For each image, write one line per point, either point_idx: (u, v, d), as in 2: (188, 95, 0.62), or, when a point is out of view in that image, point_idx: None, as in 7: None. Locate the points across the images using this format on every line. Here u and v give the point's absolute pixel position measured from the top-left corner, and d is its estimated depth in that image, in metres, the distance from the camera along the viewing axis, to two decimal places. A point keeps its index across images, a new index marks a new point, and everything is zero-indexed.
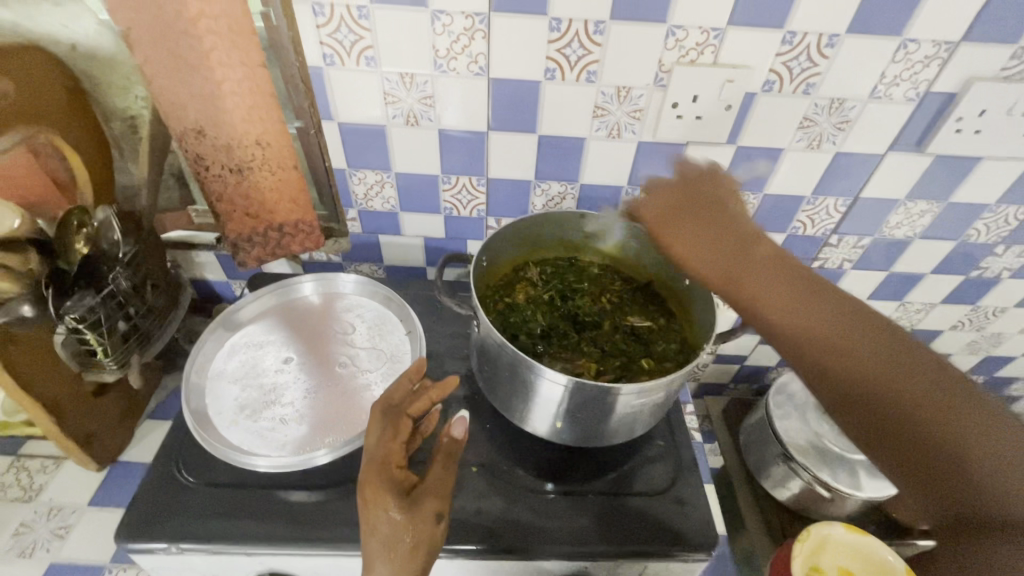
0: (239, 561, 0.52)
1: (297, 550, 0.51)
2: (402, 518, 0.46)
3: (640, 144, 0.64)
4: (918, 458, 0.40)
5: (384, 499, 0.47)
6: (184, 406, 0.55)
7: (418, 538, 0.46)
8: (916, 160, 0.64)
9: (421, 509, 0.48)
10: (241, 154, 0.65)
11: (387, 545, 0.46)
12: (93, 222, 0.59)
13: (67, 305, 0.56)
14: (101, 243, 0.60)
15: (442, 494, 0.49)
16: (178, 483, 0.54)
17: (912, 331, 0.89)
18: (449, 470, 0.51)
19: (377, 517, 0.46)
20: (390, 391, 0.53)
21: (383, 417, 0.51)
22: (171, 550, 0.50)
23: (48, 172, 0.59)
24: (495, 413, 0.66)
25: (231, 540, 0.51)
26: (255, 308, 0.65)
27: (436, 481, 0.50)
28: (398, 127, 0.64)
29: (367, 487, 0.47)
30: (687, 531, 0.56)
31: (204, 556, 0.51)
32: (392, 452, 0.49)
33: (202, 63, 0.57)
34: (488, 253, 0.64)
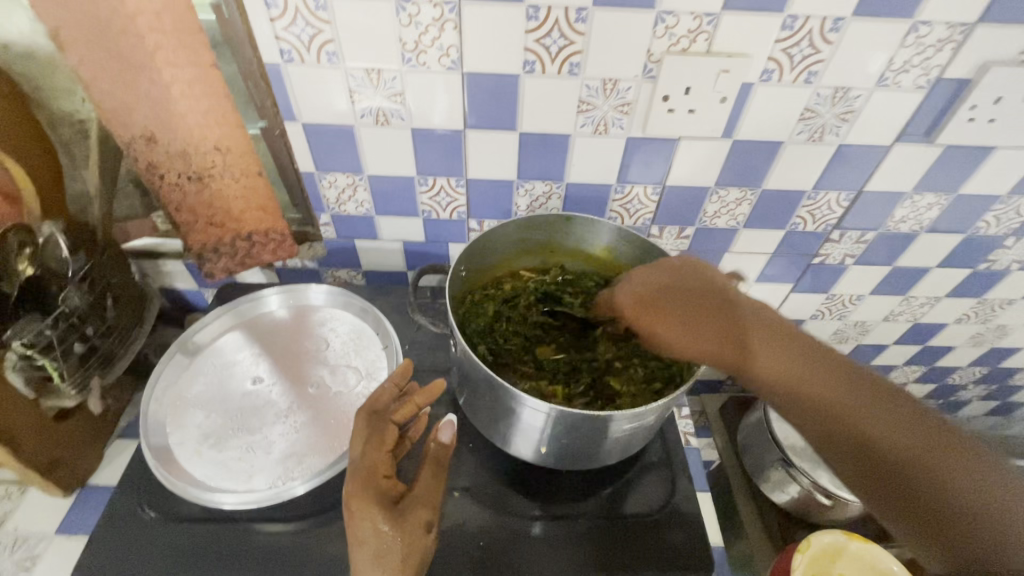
0: None
1: None
2: (390, 530, 0.43)
3: (629, 140, 0.59)
4: (915, 492, 0.43)
5: (371, 511, 0.43)
6: (142, 438, 0.51)
7: (409, 550, 0.43)
8: (925, 151, 0.60)
9: (410, 518, 0.44)
10: (199, 161, 0.61)
11: (376, 560, 0.42)
12: (38, 239, 0.55)
13: (10, 332, 0.53)
14: (49, 262, 0.56)
15: (431, 502, 0.46)
16: (141, 519, 0.51)
17: (915, 325, 0.86)
18: (439, 476, 0.48)
19: (364, 529, 0.43)
20: (372, 397, 0.49)
21: (368, 425, 0.47)
22: None
23: None
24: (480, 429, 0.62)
25: None
26: (220, 326, 0.61)
27: (425, 488, 0.47)
28: (368, 126, 0.59)
29: (351, 499, 0.44)
30: (683, 553, 0.53)
31: None
32: (378, 462, 0.46)
33: (147, 63, 0.52)
34: (466, 262, 0.60)
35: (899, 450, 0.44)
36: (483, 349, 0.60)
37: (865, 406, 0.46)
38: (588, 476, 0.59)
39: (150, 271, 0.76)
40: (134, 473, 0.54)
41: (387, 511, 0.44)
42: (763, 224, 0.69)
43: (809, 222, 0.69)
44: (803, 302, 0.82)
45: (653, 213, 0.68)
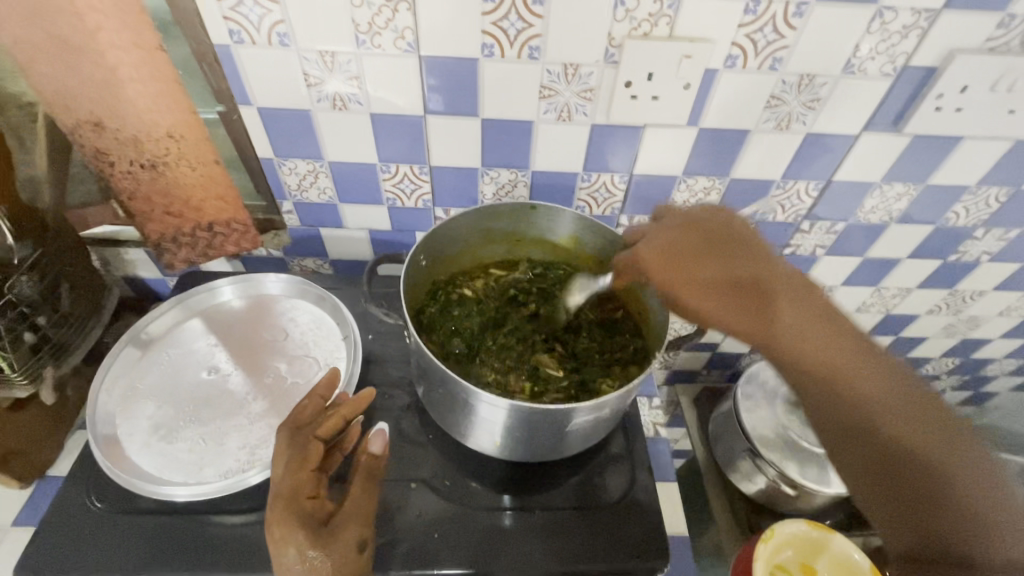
0: None
1: None
2: (317, 555, 0.41)
3: (593, 128, 0.58)
4: (926, 490, 0.40)
5: (295, 537, 0.41)
6: (89, 431, 0.50)
7: (339, 574, 0.41)
8: (893, 140, 0.59)
9: (340, 538, 0.42)
10: (152, 148, 0.59)
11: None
12: None
13: None
14: None
15: (363, 519, 0.44)
16: (91, 512, 0.50)
17: (887, 316, 0.86)
18: (370, 490, 0.46)
19: (287, 555, 0.40)
20: (294, 412, 0.47)
21: (291, 442, 0.45)
22: None
23: None
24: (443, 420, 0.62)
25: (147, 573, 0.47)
26: (176, 315, 0.60)
27: (356, 505, 0.45)
28: (325, 112, 0.57)
29: (273, 525, 0.41)
30: (640, 544, 0.53)
31: None
32: (301, 482, 0.43)
33: (89, 45, 0.50)
34: (427, 251, 0.59)
35: (928, 450, 0.40)
36: (444, 341, 0.59)
37: (892, 401, 0.43)
38: (549, 468, 0.59)
39: (113, 260, 0.75)
40: (86, 466, 0.53)
41: (314, 535, 0.41)
42: (733, 214, 0.68)
43: (779, 211, 0.68)
44: None
45: (621, 202, 0.67)
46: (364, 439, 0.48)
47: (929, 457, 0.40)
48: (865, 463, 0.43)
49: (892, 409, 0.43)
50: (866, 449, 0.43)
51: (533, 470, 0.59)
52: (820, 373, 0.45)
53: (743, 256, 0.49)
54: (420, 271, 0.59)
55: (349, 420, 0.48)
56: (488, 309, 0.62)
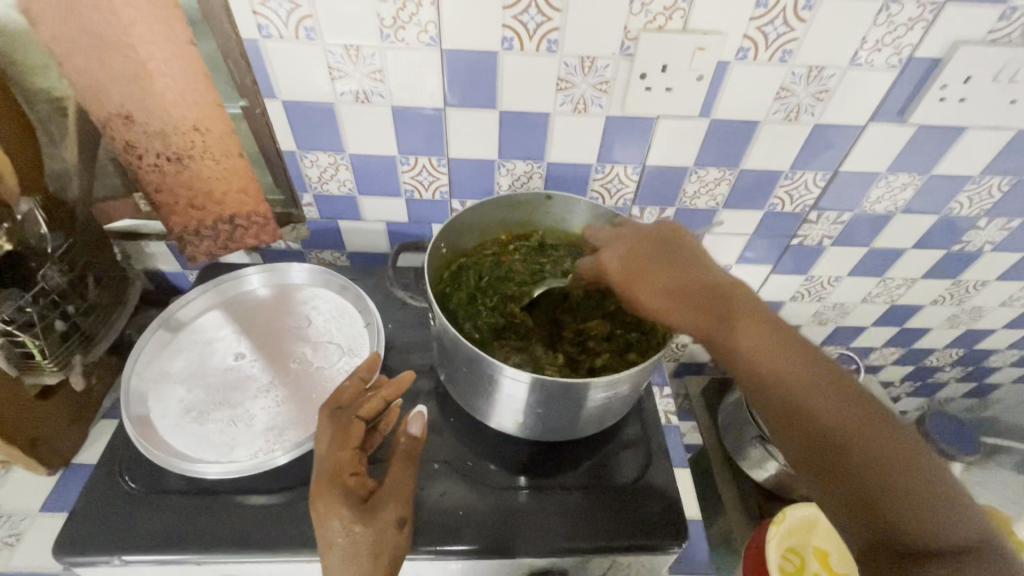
0: (190, 570, 0.50)
1: (251, 557, 0.49)
2: (359, 529, 0.42)
3: (608, 119, 0.60)
4: (839, 471, 0.39)
5: (340, 510, 0.42)
6: (123, 412, 0.51)
7: (379, 548, 0.42)
8: (898, 131, 0.61)
9: (382, 515, 0.43)
10: (179, 141, 0.61)
11: (347, 557, 0.41)
12: (16, 215, 0.55)
13: None
14: (27, 238, 0.56)
15: (402, 497, 0.45)
16: (123, 492, 0.51)
17: (892, 306, 0.88)
18: (409, 471, 0.47)
19: (331, 528, 0.42)
20: (334, 394, 0.49)
21: (333, 422, 0.47)
22: (114, 563, 0.48)
23: None
24: (462, 405, 0.63)
25: (180, 550, 0.48)
26: (203, 303, 0.62)
27: (395, 484, 0.46)
28: (348, 104, 0.59)
29: (318, 498, 0.43)
30: (658, 522, 0.54)
31: (151, 567, 0.49)
32: (342, 460, 0.45)
33: (123, 39, 0.52)
34: (446, 239, 0.61)
35: (834, 420, 0.40)
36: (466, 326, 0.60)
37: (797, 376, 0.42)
38: (568, 450, 0.60)
39: (136, 255, 0.76)
40: (117, 448, 0.54)
41: (357, 509, 0.43)
42: (742, 205, 0.70)
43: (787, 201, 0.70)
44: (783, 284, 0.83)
45: (633, 193, 0.68)
46: (403, 422, 0.49)
47: (835, 421, 0.40)
48: (798, 451, 0.41)
49: (824, 392, 0.41)
50: (800, 435, 0.41)
51: (551, 453, 0.60)
52: (771, 369, 0.43)
53: (694, 266, 0.51)
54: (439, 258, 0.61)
55: (391, 401, 0.50)
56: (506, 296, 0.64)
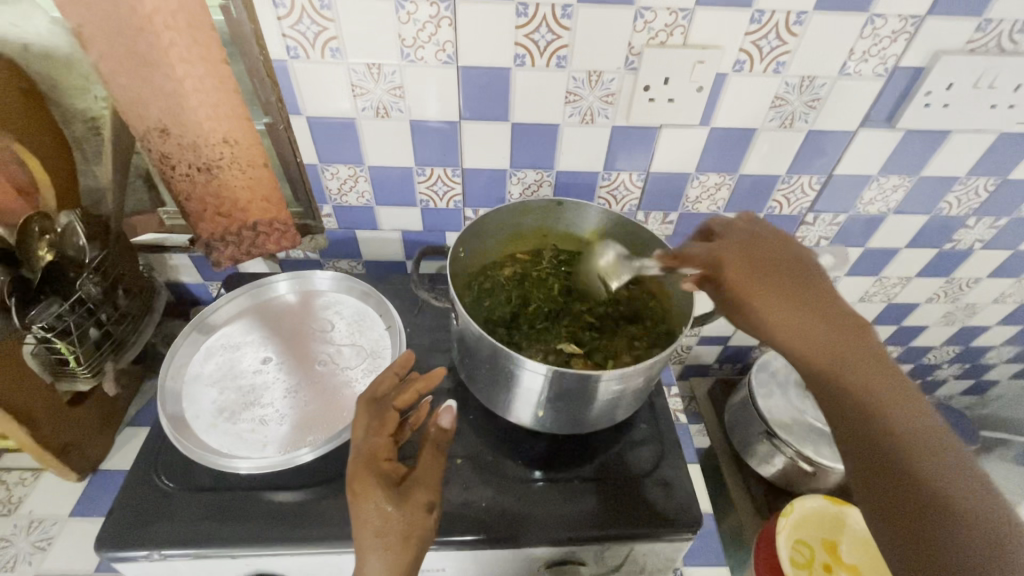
0: (225, 564, 0.51)
1: (283, 550, 0.51)
2: (393, 511, 0.44)
3: (614, 129, 0.64)
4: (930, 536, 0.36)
5: (375, 492, 0.45)
6: (160, 411, 0.54)
7: (410, 530, 0.45)
8: (887, 135, 0.65)
9: (413, 498, 0.46)
10: (208, 153, 0.64)
11: (380, 535, 0.44)
12: (57, 227, 0.58)
13: (33, 314, 0.55)
14: (66, 249, 0.59)
15: (432, 484, 0.47)
16: (159, 490, 0.53)
17: (889, 305, 0.91)
18: (438, 460, 0.49)
19: (367, 510, 0.44)
20: (371, 382, 0.51)
21: (371, 409, 0.49)
22: (153, 557, 0.50)
23: (9, 179, 0.57)
24: (479, 404, 0.66)
25: (216, 544, 0.50)
26: (231, 309, 0.64)
27: (425, 472, 0.48)
28: (369, 119, 0.62)
29: (354, 480, 0.45)
30: (673, 511, 0.56)
31: (188, 561, 0.51)
32: (379, 446, 0.47)
33: (161, 60, 0.56)
34: (464, 245, 0.64)
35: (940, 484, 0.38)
36: (487, 323, 0.62)
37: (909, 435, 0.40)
38: (585, 445, 0.63)
39: (160, 267, 0.79)
40: (150, 449, 0.57)
41: (391, 492, 0.45)
42: (742, 208, 0.74)
43: (785, 205, 0.74)
44: None
45: (638, 199, 0.72)
46: (434, 413, 0.51)
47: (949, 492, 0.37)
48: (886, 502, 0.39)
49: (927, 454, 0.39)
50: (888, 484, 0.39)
51: (567, 447, 0.62)
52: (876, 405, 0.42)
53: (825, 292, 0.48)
54: (459, 263, 0.63)
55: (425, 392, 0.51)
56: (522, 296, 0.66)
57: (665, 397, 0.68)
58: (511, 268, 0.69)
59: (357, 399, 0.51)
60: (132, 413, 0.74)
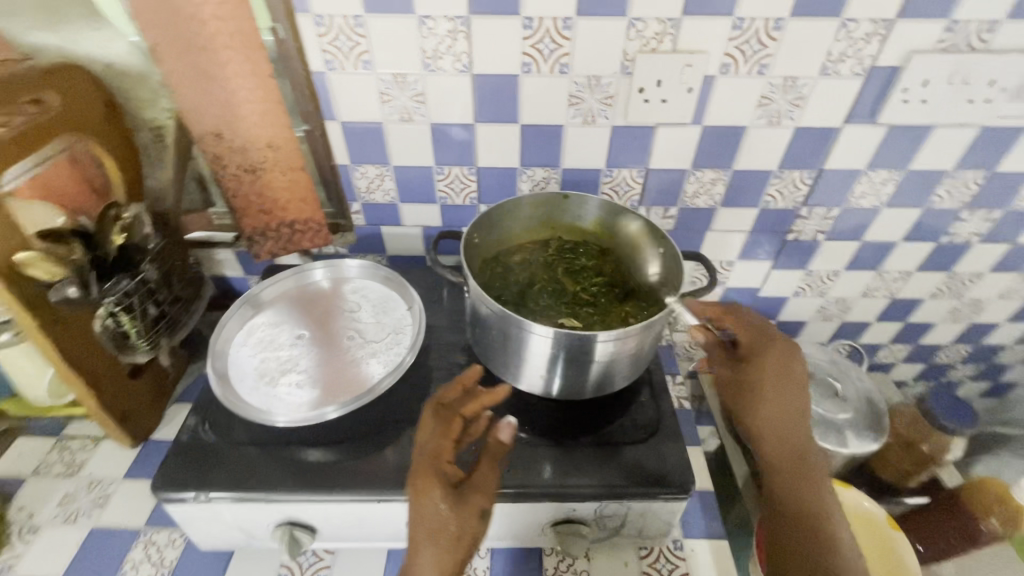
0: (260, 510, 0.58)
1: (310, 497, 0.57)
2: (448, 510, 0.48)
3: (614, 129, 0.70)
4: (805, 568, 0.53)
5: (434, 491, 0.49)
6: (209, 371, 0.62)
7: (461, 529, 0.48)
8: (871, 130, 0.69)
9: (467, 504, 0.50)
10: (255, 156, 0.73)
11: (434, 532, 0.48)
12: (127, 215, 0.66)
13: (105, 288, 0.62)
14: (133, 236, 0.67)
15: (486, 493, 0.51)
16: (205, 444, 0.60)
17: (893, 300, 0.93)
18: (494, 470, 0.53)
19: (426, 507, 0.48)
20: (440, 396, 0.57)
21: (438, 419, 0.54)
22: (199, 499, 0.56)
23: (86, 178, 0.69)
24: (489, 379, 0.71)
25: (253, 489, 0.57)
26: (271, 291, 0.73)
27: (480, 481, 0.52)
28: (394, 123, 0.71)
29: (418, 477, 0.50)
30: (668, 473, 0.60)
31: (229, 505, 0.57)
32: (443, 450, 0.52)
33: (220, 73, 0.65)
34: (479, 230, 0.71)
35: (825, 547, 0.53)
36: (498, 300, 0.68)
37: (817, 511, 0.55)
38: (588, 417, 0.67)
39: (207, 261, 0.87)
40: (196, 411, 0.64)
41: (447, 494, 0.49)
42: (739, 203, 0.78)
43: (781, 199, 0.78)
44: (784, 280, 0.89)
45: (639, 194, 0.77)
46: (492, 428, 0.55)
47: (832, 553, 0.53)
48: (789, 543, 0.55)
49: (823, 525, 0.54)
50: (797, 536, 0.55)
51: (570, 419, 0.67)
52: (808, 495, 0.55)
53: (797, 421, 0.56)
54: (472, 246, 0.70)
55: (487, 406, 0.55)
56: (531, 279, 0.72)
57: (664, 377, 0.72)
58: (522, 257, 0.75)
59: (425, 408, 0.56)
60: (179, 391, 0.81)
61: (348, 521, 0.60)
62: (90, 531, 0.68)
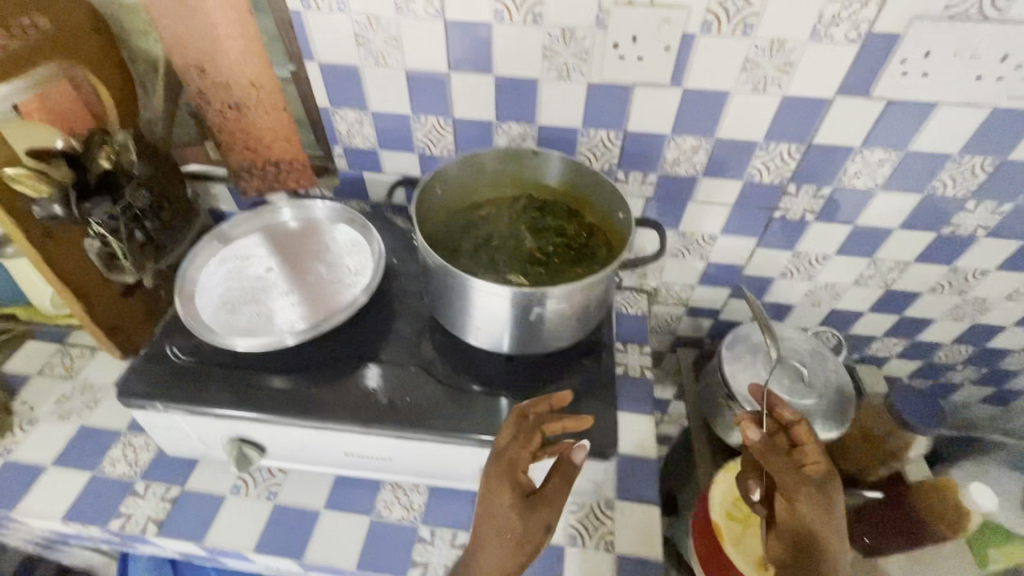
0: (212, 422, 0.63)
1: (253, 416, 0.62)
2: (516, 516, 0.54)
3: (589, 86, 0.68)
4: None
5: (505, 494, 0.55)
6: (179, 294, 0.66)
7: (527, 537, 0.55)
8: (866, 104, 0.65)
9: (536, 515, 0.55)
10: (239, 93, 0.76)
11: (499, 531, 0.55)
12: (114, 142, 0.70)
13: (88, 209, 0.66)
14: (121, 162, 0.71)
15: (555, 508, 0.56)
16: (168, 359, 0.66)
17: (888, 291, 0.88)
18: (566, 486, 0.56)
19: (494, 506, 0.55)
20: (528, 404, 0.59)
21: (519, 427, 0.57)
22: (158, 408, 0.62)
23: (83, 100, 0.71)
24: (436, 325, 0.73)
25: (203, 403, 0.62)
26: (244, 226, 0.76)
27: (553, 496, 0.56)
28: (370, 67, 0.71)
29: (491, 479, 0.55)
30: (597, 435, 0.62)
31: (184, 415, 0.63)
32: (520, 460, 0.55)
33: (199, 6, 0.67)
34: (439, 180, 0.71)
35: None
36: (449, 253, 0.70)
37: None
38: (530, 371, 0.69)
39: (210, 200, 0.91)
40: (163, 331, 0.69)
41: (519, 502, 0.55)
42: (723, 174, 0.75)
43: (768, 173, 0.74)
44: (769, 260, 0.86)
45: (617, 157, 0.75)
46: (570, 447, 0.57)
47: None
48: None
49: None
50: None
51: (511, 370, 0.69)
52: None
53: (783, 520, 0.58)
54: (432, 196, 0.71)
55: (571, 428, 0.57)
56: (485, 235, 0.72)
57: (614, 340, 0.73)
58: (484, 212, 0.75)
59: (513, 407, 0.59)
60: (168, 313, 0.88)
61: (295, 441, 0.65)
62: (79, 428, 0.76)
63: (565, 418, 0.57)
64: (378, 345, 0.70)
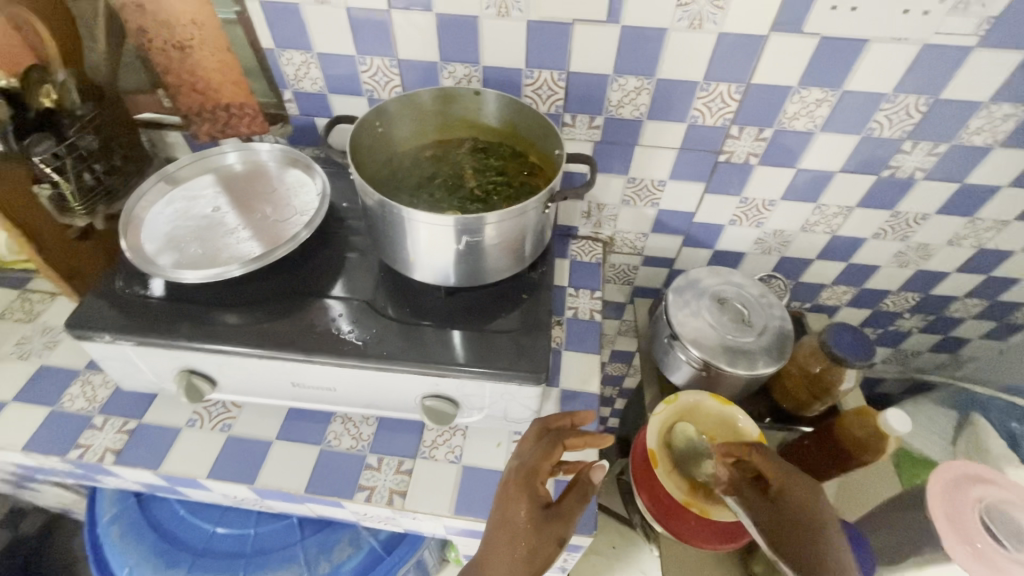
0: (320, 371, 0.64)
1: (365, 364, 0.63)
2: (528, 524, 0.57)
3: (720, 35, 0.67)
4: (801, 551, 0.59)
5: (524, 503, 0.58)
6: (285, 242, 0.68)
7: (536, 551, 0.57)
8: (1006, 54, 0.65)
9: (551, 526, 0.57)
10: (337, 43, 0.73)
11: (512, 535, 0.58)
12: (55, 81, 0.70)
13: (31, 144, 0.66)
14: (64, 103, 0.71)
15: (569, 523, 0.58)
16: (266, 313, 0.67)
17: (980, 251, 0.89)
18: (583, 500, 0.59)
19: (512, 513, 0.58)
20: (550, 419, 0.64)
21: (542, 438, 0.62)
22: (264, 355, 0.64)
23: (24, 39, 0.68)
24: (539, 284, 0.74)
25: (313, 350, 0.63)
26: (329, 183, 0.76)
27: (568, 509, 0.59)
28: (490, 18, 0.69)
29: (514, 486, 0.59)
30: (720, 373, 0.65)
31: (292, 363, 0.64)
32: (539, 468, 0.60)
33: None
34: (517, 109, 0.71)
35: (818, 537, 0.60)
36: (522, 184, 0.71)
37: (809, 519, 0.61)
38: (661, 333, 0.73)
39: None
40: (281, 291, 0.70)
41: (536, 512, 0.58)
42: (842, 127, 0.75)
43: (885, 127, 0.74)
44: (866, 219, 0.87)
45: (734, 112, 0.74)
46: (590, 465, 0.61)
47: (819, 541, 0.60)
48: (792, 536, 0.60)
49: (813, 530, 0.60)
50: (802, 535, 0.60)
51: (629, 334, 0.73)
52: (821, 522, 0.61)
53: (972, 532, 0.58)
54: (512, 113, 0.72)
55: (588, 444, 0.62)
56: (537, 176, 0.73)
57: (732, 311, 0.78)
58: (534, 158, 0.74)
59: (532, 424, 0.64)
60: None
61: (428, 395, 0.66)
62: None
63: (584, 433, 0.62)
64: (496, 302, 0.71)
